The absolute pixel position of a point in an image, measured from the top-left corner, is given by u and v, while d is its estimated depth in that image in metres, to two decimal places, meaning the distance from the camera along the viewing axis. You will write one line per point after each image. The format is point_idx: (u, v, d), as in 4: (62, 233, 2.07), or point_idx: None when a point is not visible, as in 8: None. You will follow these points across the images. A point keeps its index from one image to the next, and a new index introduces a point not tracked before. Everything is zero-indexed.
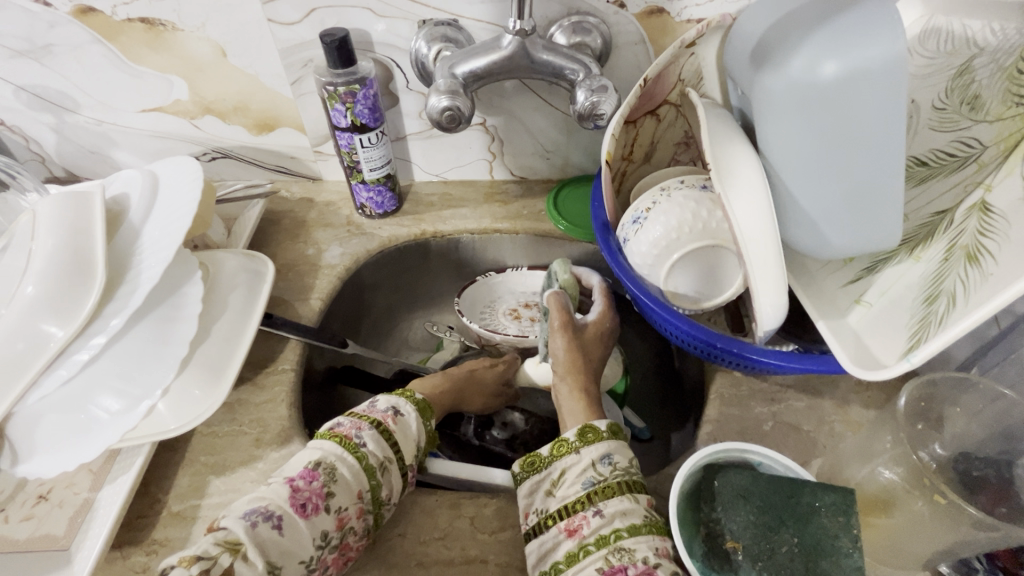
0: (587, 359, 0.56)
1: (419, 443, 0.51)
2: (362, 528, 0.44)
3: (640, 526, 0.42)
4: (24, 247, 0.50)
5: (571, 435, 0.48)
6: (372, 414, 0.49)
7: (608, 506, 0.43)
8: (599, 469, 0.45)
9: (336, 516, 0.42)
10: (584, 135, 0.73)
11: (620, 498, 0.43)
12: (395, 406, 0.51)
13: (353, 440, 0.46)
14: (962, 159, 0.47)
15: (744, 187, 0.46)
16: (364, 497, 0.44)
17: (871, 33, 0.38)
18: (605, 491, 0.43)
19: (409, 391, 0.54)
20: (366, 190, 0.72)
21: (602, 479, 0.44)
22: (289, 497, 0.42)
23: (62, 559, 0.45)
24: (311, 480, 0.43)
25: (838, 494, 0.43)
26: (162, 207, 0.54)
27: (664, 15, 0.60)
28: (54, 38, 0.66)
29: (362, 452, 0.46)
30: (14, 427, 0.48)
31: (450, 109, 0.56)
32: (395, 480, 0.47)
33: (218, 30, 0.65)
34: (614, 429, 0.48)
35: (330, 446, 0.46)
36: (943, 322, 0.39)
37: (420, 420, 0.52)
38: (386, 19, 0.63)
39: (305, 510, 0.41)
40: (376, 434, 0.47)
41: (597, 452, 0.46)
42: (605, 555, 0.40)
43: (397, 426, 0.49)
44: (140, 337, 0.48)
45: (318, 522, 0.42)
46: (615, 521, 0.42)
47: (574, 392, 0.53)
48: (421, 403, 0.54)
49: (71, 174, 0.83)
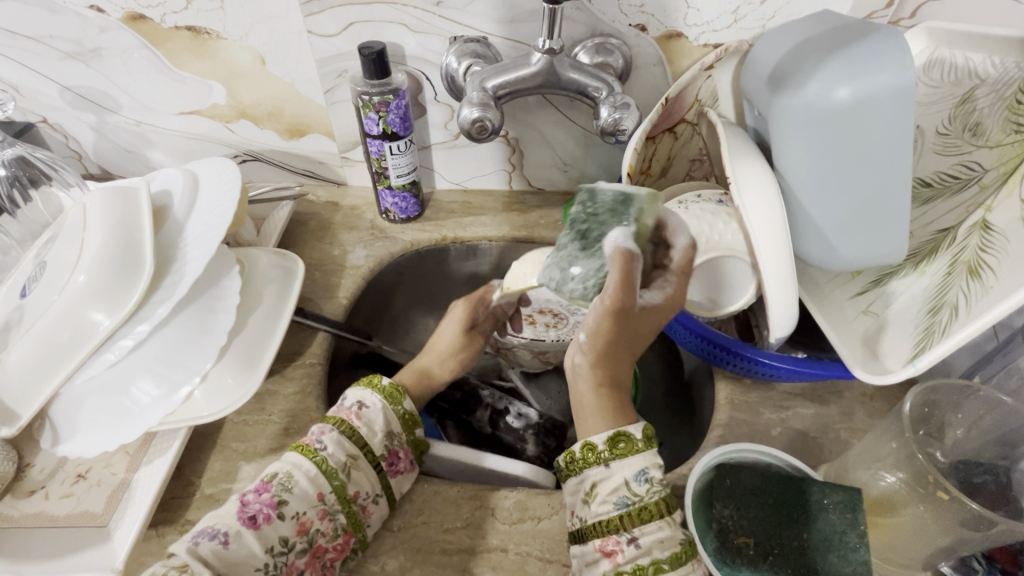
0: (626, 345, 0.47)
1: (389, 431, 0.51)
2: (331, 529, 0.45)
3: (680, 555, 0.42)
4: (75, 237, 0.52)
5: (600, 441, 0.45)
6: (337, 414, 0.50)
7: (645, 536, 0.42)
8: (634, 488, 0.43)
9: (296, 521, 0.43)
10: (601, 150, 0.76)
11: (659, 524, 0.42)
12: (361, 400, 0.51)
13: (312, 446, 0.47)
14: (964, 181, 0.50)
15: (761, 201, 0.48)
16: (325, 498, 0.45)
17: (882, 62, 0.42)
18: (642, 514, 0.43)
19: (376, 378, 0.54)
20: (392, 195, 0.75)
21: (637, 500, 0.43)
22: (237, 512, 0.42)
23: (101, 535, 0.47)
24: (262, 492, 0.43)
25: (844, 492, 0.45)
26: (203, 203, 0.56)
27: (682, 40, 0.64)
28: (103, 42, 0.70)
29: (321, 456, 0.46)
30: (58, 407, 0.51)
31: (481, 120, 0.59)
32: (364, 476, 0.48)
33: (260, 40, 0.68)
34: (647, 439, 0.46)
35: (289, 456, 0.47)
36: (947, 331, 0.42)
37: (387, 407, 0.51)
38: (419, 35, 0.66)
39: (254, 523, 0.42)
40: (338, 435, 0.48)
41: (631, 470, 0.44)
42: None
43: (361, 420, 0.50)
44: (181, 325, 0.51)
45: (274, 531, 0.42)
46: (653, 552, 0.42)
47: (598, 389, 0.48)
48: (389, 389, 0.53)
49: (106, 172, 0.86)
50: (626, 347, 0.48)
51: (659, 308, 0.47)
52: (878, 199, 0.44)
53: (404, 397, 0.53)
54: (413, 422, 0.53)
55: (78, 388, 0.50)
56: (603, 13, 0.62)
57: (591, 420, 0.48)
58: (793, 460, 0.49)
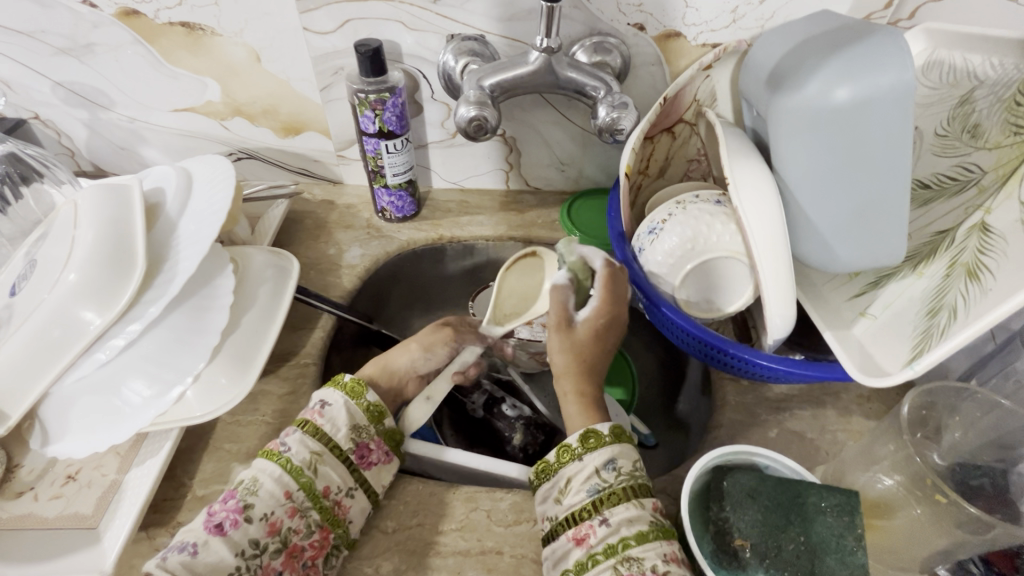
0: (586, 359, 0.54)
1: (355, 424, 0.49)
2: (303, 526, 0.44)
3: (647, 533, 0.42)
4: (66, 235, 0.51)
5: (574, 441, 0.48)
6: (302, 415, 0.49)
7: (614, 515, 0.43)
8: (604, 475, 0.46)
9: (265, 523, 0.43)
10: (599, 149, 0.75)
11: (626, 506, 0.44)
12: (324, 398, 0.50)
13: (277, 449, 0.46)
14: (962, 183, 0.50)
15: (759, 201, 0.48)
16: (294, 496, 0.44)
17: (882, 63, 0.41)
18: (611, 498, 0.44)
19: (338, 376, 0.52)
20: (388, 194, 0.75)
21: (606, 486, 0.45)
22: (204, 522, 0.42)
23: (90, 537, 0.46)
24: (228, 499, 0.43)
25: (842, 495, 0.45)
26: (197, 201, 0.56)
27: (681, 39, 0.63)
28: (96, 38, 0.69)
29: (285, 456, 0.46)
30: (48, 407, 0.50)
31: (478, 119, 0.58)
32: (332, 471, 0.47)
33: (256, 36, 0.67)
34: (616, 433, 0.48)
35: (257, 462, 0.46)
36: (944, 333, 0.42)
37: (350, 402, 0.50)
38: (416, 33, 0.66)
39: (221, 529, 0.41)
40: (302, 435, 0.47)
41: (600, 459, 0.46)
42: (614, 564, 0.41)
43: (324, 418, 0.48)
44: (174, 324, 0.50)
45: (242, 535, 0.42)
46: (622, 530, 0.43)
47: (571, 396, 0.53)
48: (350, 383, 0.51)
49: (99, 169, 0.85)
50: (587, 361, 0.54)
51: (594, 322, 0.54)
52: (876, 201, 0.44)
53: (367, 389, 0.51)
54: (380, 413, 0.51)
55: (68, 388, 0.49)
56: (601, 12, 0.62)
57: (576, 423, 0.51)
58: (788, 461, 0.49)
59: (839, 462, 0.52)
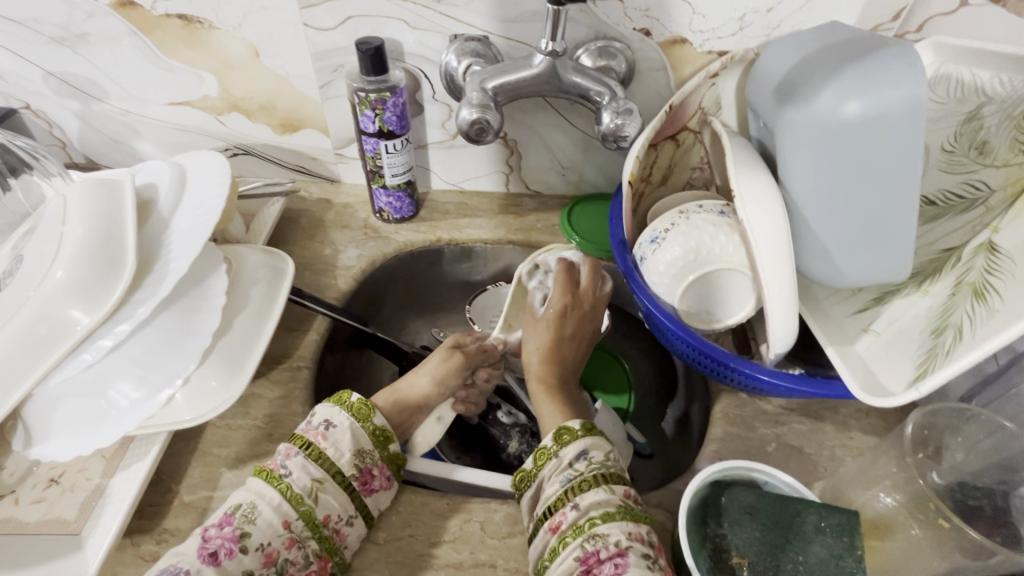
0: (567, 353, 0.60)
1: (359, 449, 0.47)
2: (301, 557, 0.42)
3: (614, 513, 0.42)
4: (54, 231, 0.50)
5: (549, 441, 0.48)
6: (304, 435, 0.47)
7: (583, 499, 0.43)
8: (576, 465, 0.46)
9: (261, 553, 0.41)
10: (601, 154, 0.75)
11: (595, 490, 0.44)
12: (329, 419, 0.47)
13: (278, 472, 0.45)
14: (969, 201, 0.50)
15: (764, 214, 0.47)
16: (292, 526, 0.43)
17: (896, 78, 0.41)
18: (581, 484, 0.44)
19: (344, 394, 0.50)
20: (386, 195, 0.74)
21: (577, 474, 0.45)
22: (198, 548, 0.41)
23: (72, 544, 0.45)
24: (224, 526, 0.42)
25: (842, 515, 0.45)
26: (189, 200, 0.54)
27: (687, 45, 0.63)
28: (91, 28, 0.67)
29: (285, 483, 0.44)
30: (31, 409, 0.48)
31: (480, 122, 0.58)
32: (334, 499, 0.45)
33: (254, 31, 0.66)
34: (588, 426, 0.49)
35: (254, 484, 0.44)
36: (949, 354, 0.42)
37: (356, 425, 0.48)
38: (418, 32, 0.65)
39: (215, 559, 0.40)
40: (304, 459, 0.45)
41: (574, 451, 0.47)
42: (581, 543, 0.41)
43: (328, 441, 0.46)
44: (165, 325, 0.49)
45: (236, 565, 0.40)
46: (590, 511, 0.43)
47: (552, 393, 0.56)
48: (357, 405, 0.49)
49: (91, 161, 0.83)
50: (568, 353, 0.60)
51: (555, 313, 0.60)
52: (882, 218, 0.44)
53: (375, 412, 0.50)
54: (386, 438, 0.50)
55: (52, 389, 0.48)
56: (607, 16, 0.61)
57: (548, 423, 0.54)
58: (787, 478, 0.48)
59: (837, 479, 0.51)
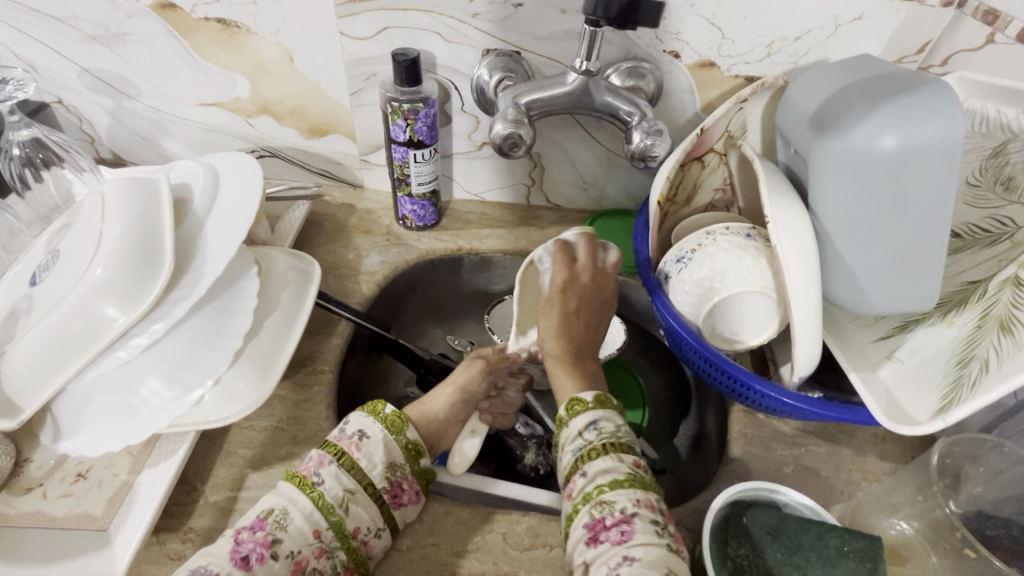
0: (576, 331, 0.58)
1: (391, 462, 0.48)
2: (329, 567, 0.43)
3: (622, 480, 0.43)
4: (93, 228, 0.51)
5: (563, 411, 0.50)
6: (337, 443, 0.47)
7: (591, 467, 0.45)
8: (585, 435, 0.47)
9: (291, 561, 0.41)
10: (623, 171, 0.75)
11: (602, 457, 0.45)
12: (363, 429, 0.48)
13: (310, 479, 0.45)
14: (995, 235, 0.50)
15: (796, 242, 0.48)
16: (322, 536, 0.43)
17: (933, 115, 0.43)
18: (589, 452, 0.45)
19: (380, 404, 0.50)
20: (411, 203, 0.75)
21: (586, 443, 0.46)
22: (231, 551, 0.41)
23: (100, 540, 0.46)
24: (256, 530, 0.42)
25: (864, 541, 0.45)
26: (223, 202, 0.55)
27: (715, 69, 0.63)
28: (129, 28, 0.69)
29: (317, 491, 0.44)
30: (62, 403, 0.49)
31: (513, 137, 0.59)
32: (363, 510, 0.45)
33: (291, 37, 0.67)
34: (601, 399, 0.50)
35: (286, 488, 0.45)
36: (975, 386, 0.43)
37: (389, 438, 0.48)
38: (452, 45, 0.66)
39: (246, 563, 0.40)
40: (337, 468, 0.46)
41: (583, 422, 0.48)
42: (589, 509, 0.42)
43: (361, 452, 0.47)
44: (198, 325, 0.49)
45: (267, 572, 0.40)
46: (597, 479, 0.44)
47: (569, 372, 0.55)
48: (391, 417, 0.50)
49: (118, 157, 0.84)
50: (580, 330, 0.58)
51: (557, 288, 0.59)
52: (913, 249, 0.45)
53: (408, 425, 0.50)
54: (418, 452, 0.50)
55: (85, 385, 0.48)
56: (638, 37, 0.62)
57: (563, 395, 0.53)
58: (809, 502, 0.49)
59: (854, 504, 0.52)
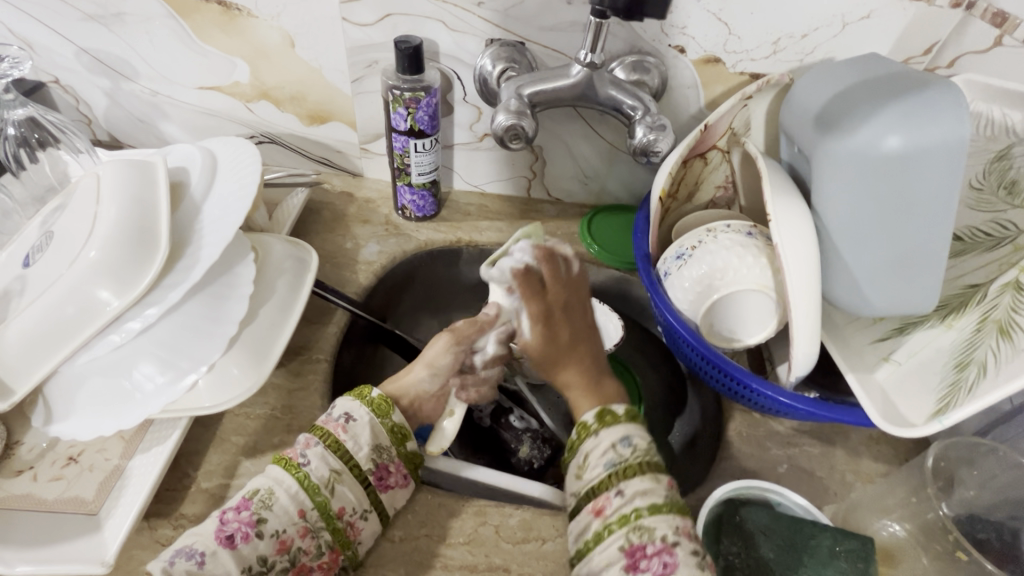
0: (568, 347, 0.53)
1: (377, 444, 0.47)
2: (314, 547, 0.43)
3: (661, 505, 0.42)
4: (88, 209, 0.50)
5: (590, 418, 0.49)
6: (324, 426, 0.47)
7: (630, 487, 0.43)
8: (620, 450, 0.46)
9: (276, 540, 0.42)
10: (624, 166, 0.75)
11: (641, 478, 0.44)
12: (349, 412, 0.48)
13: (296, 461, 0.45)
14: (996, 239, 0.51)
15: (798, 242, 0.48)
16: (307, 515, 0.43)
17: (940, 116, 0.42)
18: (627, 471, 0.44)
19: (367, 389, 0.50)
20: (410, 193, 0.74)
21: (622, 460, 0.45)
22: (216, 530, 0.41)
23: (90, 523, 0.46)
24: (241, 510, 0.42)
25: (854, 540, 0.46)
26: (222, 187, 0.55)
27: (720, 65, 0.63)
28: (128, 8, 0.68)
29: (303, 472, 0.44)
30: (54, 385, 0.48)
31: (515, 128, 0.58)
32: (349, 491, 0.45)
33: (292, 22, 0.66)
34: (631, 413, 0.48)
35: (273, 471, 0.45)
36: (973, 390, 0.44)
37: (375, 421, 0.48)
38: (455, 33, 0.65)
39: (232, 542, 0.40)
40: (323, 449, 0.45)
41: (617, 435, 0.46)
42: (627, 533, 0.41)
43: (347, 434, 0.46)
44: (193, 311, 0.49)
45: (251, 551, 0.41)
46: (636, 501, 0.43)
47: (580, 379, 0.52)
48: (378, 401, 0.49)
49: (115, 140, 0.83)
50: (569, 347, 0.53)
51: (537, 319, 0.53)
52: (915, 250, 0.45)
53: (394, 408, 0.50)
54: (404, 435, 0.50)
55: (77, 368, 0.48)
56: (644, 30, 0.61)
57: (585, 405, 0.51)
58: (802, 500, 0.49)
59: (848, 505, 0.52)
